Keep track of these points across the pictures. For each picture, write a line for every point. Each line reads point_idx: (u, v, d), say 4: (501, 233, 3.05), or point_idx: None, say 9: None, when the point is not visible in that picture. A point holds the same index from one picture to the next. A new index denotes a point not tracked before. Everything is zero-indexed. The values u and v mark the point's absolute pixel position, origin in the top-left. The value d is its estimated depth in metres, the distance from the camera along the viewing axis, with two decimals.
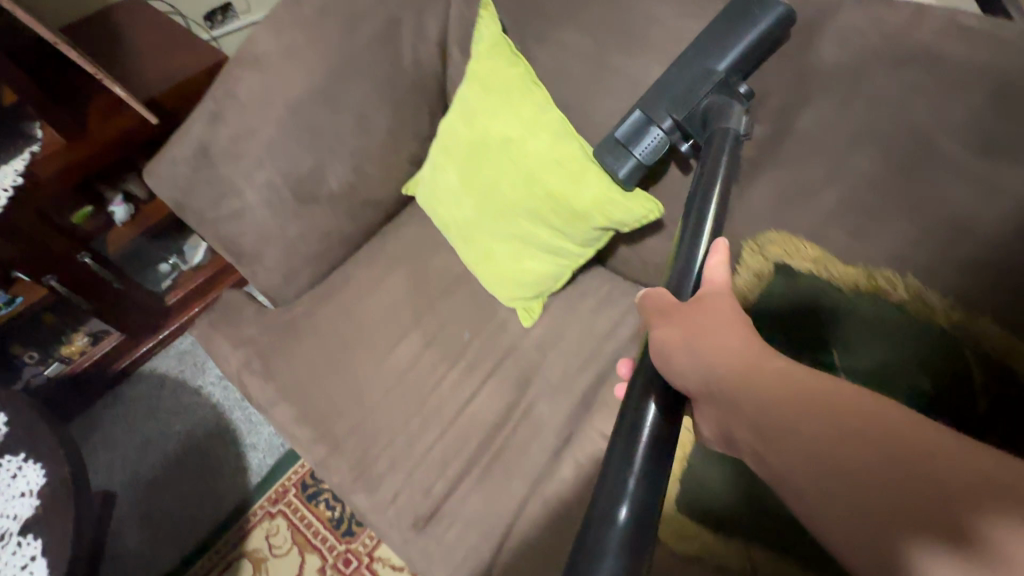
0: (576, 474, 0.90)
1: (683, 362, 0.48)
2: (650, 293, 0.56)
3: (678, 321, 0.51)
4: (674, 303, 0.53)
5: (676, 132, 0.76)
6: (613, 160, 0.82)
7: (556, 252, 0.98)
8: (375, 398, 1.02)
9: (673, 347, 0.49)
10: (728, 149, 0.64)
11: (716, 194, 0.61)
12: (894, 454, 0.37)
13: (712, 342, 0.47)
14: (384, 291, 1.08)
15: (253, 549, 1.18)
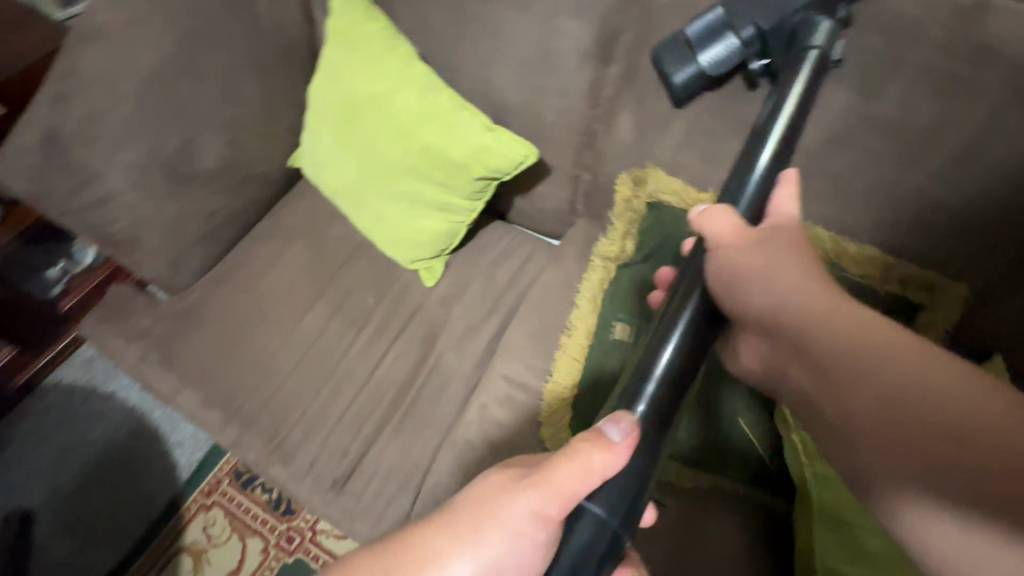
0: (481, 416, 0.88)
1: (749, 284, 0.51)
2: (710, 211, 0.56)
3: (743, 239, 0.53)
4: (737, 224, 0.54)
5: (755, 45, 0.66)
6: (673, 64, 0.70)
7: (444, 209, 0.94)
8: (282, 371, 0.98)
9: (743, 262, 0.52)
10: (807, 67, 0.59)
11: (787, 110, 0.58)
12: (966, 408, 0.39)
13: (783, 277, 0.50)
14: (282, 266, 1.07)
15: (192, 542, 1.29)
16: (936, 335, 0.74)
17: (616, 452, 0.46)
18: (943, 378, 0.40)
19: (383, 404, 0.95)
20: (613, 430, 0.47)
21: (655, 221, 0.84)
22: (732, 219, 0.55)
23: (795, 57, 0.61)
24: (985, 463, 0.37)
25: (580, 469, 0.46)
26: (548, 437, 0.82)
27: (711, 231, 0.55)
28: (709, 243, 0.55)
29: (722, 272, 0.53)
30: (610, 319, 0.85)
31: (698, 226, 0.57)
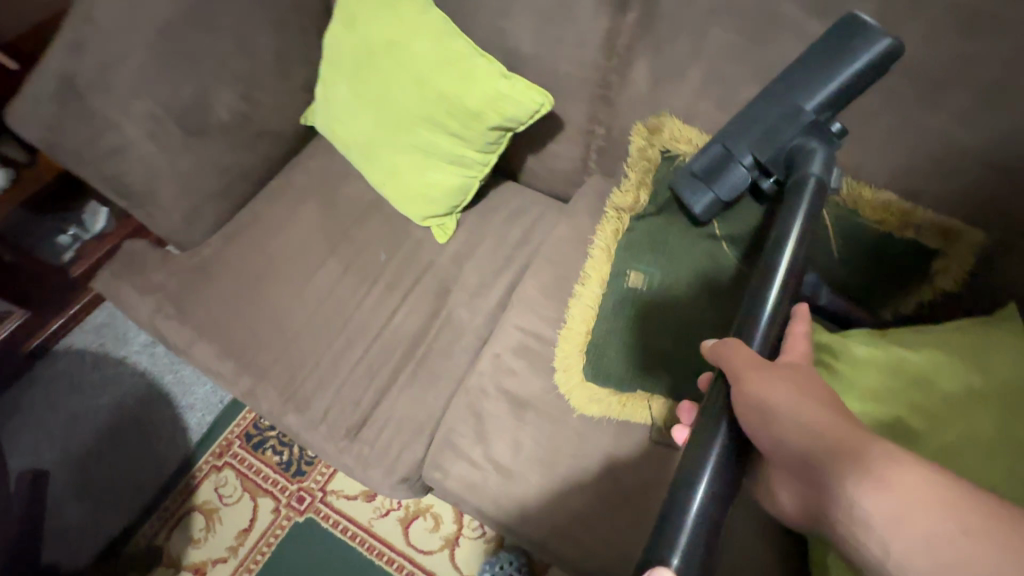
0: (494, 365, 0.88)
1: (773, 426, 0.42)
2: (721, 344, 0.50)
3: (765, 368, 0.46)
4: (750, 356, 0.47)
5: (758, 169, 0.65)
6: (689, 194, 0.70)
7: (458, 161, 0.94)
8: (296, 323, 0.99)
9: (766, 399, 0.44)
10: (807, 201, 0.56)
11: (792, 244, 0.55)
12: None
13: (809, 409, 0.43)
14: (294, 223, 1.08)
15: (204, 501, 1.30)
16: (949, 282, 0.76)
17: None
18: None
19: (396, 357, 0.95)
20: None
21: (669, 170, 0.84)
22: (742, 351, 0.48)
23: (795, 186, 0.58)
24: None
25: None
26: (561, 382, 0.83)
27: (723, 360, 0.48)
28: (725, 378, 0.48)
29: (743, 408, 0.44)
30: (622, 269, 0.86)
31: (710, 355, 0.50)
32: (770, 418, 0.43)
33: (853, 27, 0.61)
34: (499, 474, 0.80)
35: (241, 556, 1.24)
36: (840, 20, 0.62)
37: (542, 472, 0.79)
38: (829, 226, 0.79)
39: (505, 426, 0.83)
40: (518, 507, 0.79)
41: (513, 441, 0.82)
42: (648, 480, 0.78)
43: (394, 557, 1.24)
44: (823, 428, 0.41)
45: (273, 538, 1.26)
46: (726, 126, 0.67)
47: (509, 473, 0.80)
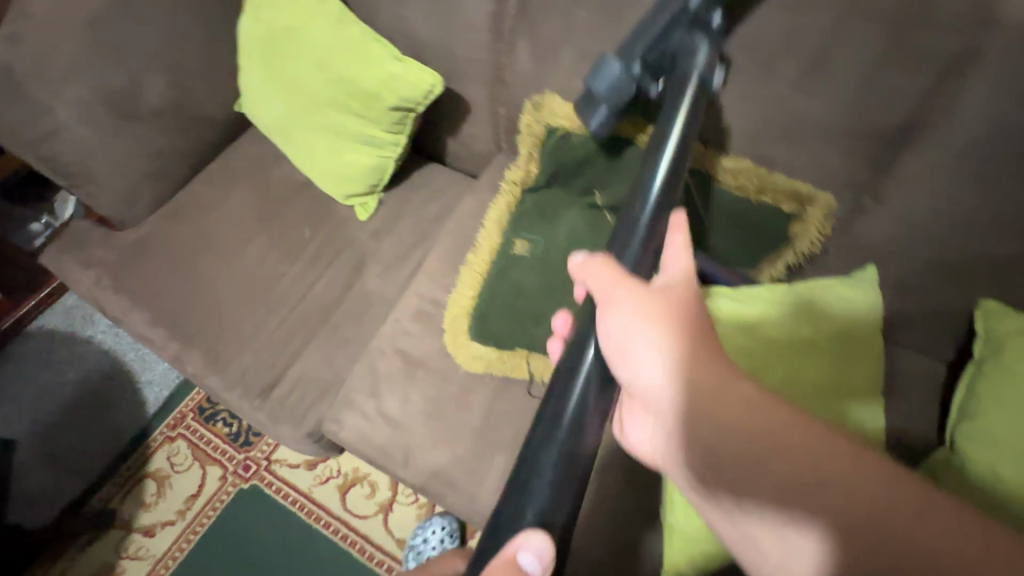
0: (394, 329, 0.94)
1: (648, 365, 0.47)
2: (602, 269, 0.52)
3: (631, 298, 0.49)
4: (631, 288, 0.50)
5: (648, 73, 0.69)
6: (586, 109, 0.75)
7: (368, 142, 1.00)
8: (221, 294, 1.06)
9: (634, 335, 0.47)
10: (689, 88, 0.64)
11: (676, 130, 0.61)
12: (869, 506, 0.41)
13: (682, 349, 0.48)
14: (227, 203, 1.15)
15: (157, 469, 1.38)
16: (808, 245, 0.84)
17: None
18: (845, 473, 0.42)
19: (313, 324, 1.03)
20: (529, 559, 0.40)
21: (553, 146, 0.90)
22: (623, 284, 0.50)
23: (681, 77, 0.65)
24: (872, 541, 0.40)
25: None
26: (449, 343, 0.89)
27: (595, 286, 0.51)
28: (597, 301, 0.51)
29: (612, 340, 0.48)
30: (511, 237, 0.91)
31: (581, 277, 0.53)
32: (634, 351, 0.47)
33: None
34: (388, 426, 0.87)
35: (188, 519, 1.32)
36: None
37: (427, 423, 0.86)
38: (696, 196, 0.87)
39: (398, 383, 0.89)
40: (404, 455, 0.85)
41: (404, 396, 0.88)
42: (522, 432, 0.84)
43: (331, 521, 1.30)
44: (690, 366, 0.47)
45: (219, 503, 1.33)
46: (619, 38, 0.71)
47: (397, 425, 0.86)
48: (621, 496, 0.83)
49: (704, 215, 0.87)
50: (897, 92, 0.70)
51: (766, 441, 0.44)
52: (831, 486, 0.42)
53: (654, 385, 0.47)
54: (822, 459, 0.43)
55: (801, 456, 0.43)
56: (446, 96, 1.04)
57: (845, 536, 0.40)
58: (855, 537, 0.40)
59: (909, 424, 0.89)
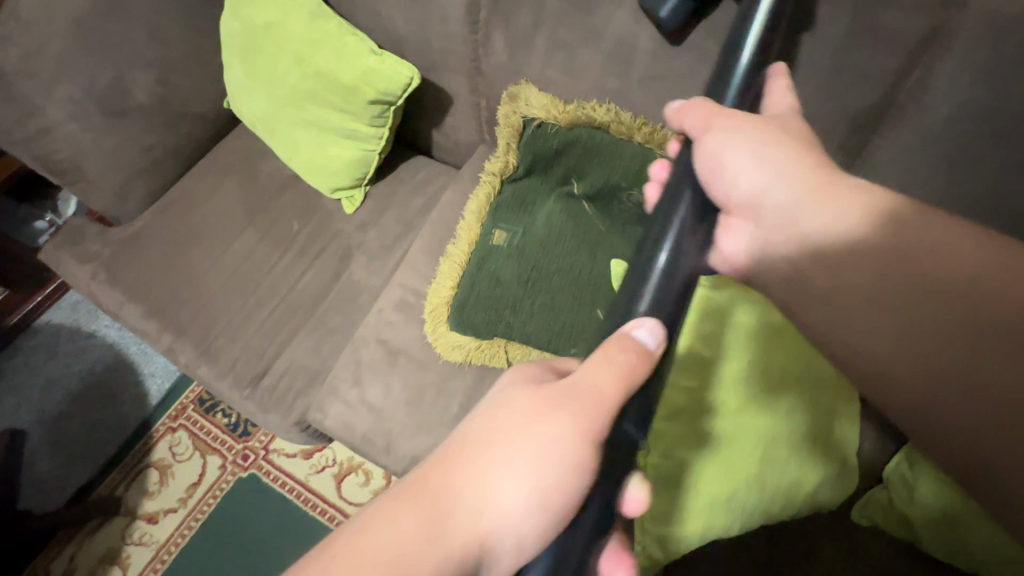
0: (377, 318, 0.96)
1: (748, 175, 0.56)
2: (692, 104, 0.58)
3: (728, 126, 0.56)
4: (721, 112, 0.57)
5: None
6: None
7: (350, 135, 1.02)
8: (212, 286, 1.09)
9: (732, 157, 0.56)
10: None
11: (766, 2, 0.58)
12: (965, 278, 0.47)
13: (779, 157, 0.55)
14: (216, 198, 1.17)
15: (159, 458, 1.42)
16: None
17: (652, 356, 0.44)
18: (937, 238, 0.49)
19: (300, 315, 1.05)
20: (642, 334, 0.45)
21: (530, 136, 0.91)
22: (716, 110, 0.57)
23: None
24: (951, 299, 0.47)
25: (619, 369, 0.43)
26: (429, 332, 0.91)
27: (693, 123, 0.58)
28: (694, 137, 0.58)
29: (709, 165, 0.57)
30: (490, 228, 0.93)
31: (679, 118, 0.59)
32: (731, 166, 0.56)
33: None
34: (371, 413, 0.89)
35: (189, 507, 1.36)
36: None
37: (407, 411, 0.88)
38: None
39: (380, 371, 0.91)
40: (386, 441, 0.87)
41: (386, 385, 0.90)
42: None
43: (327, 509, 1.33)
44: (786, 172, 0.55)
45: (219, 490, 1.37)
46: None
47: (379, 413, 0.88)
48: None
49: None
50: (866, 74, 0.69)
51: (859, 232, 0.51)
52: (925, 259, 0.49)
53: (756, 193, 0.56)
54: (916, 235, 0.49)
55: (889, 235, 0.50)
56: (427, 88, 1.05)
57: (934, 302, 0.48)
58: (942, 301, 0.48)
59: None
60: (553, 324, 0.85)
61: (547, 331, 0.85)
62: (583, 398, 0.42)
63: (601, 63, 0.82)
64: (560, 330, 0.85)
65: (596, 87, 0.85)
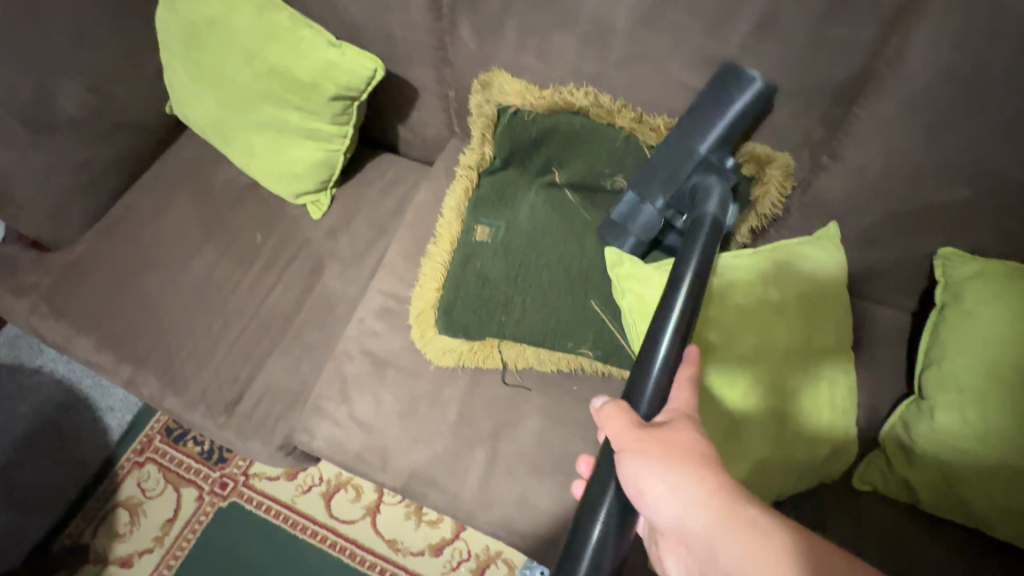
0: (359, 328, 0.90)
1: (655, 499, 0.48)
2: (607, 412, 0.54)
3: (645, 442, 0.50)
4: (634, 424, 0.52)
5: (669, 208, 0.77)
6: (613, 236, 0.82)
7: (312, 135, 0.95)
8: (171, 309, 1.00)
9: (655, 482, 0.48)
10: (706, 233, 0.65)
11: (695, 259, 0.62)
12: None
13: (685, 481, 0.47)
14: (168, 212, 1.08)
15: (128, 497, 1.31)
16: (770, 206, 0.84)
17: None
18: None
19: (273, 333, 0.98)
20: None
21: (507, 127, 0.87)
22: (631, 421, 0.52)
23: (696, 221, 0.69)
24: None
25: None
26: (417, 338, 0.86)
27: (614, 435, 0.53)
28: (615, 450, 0.52)
29: (631, 487, 0.49)
30: (471, 224, 0.89)
31: (600, 428, 0.54)
32: (652, 489, 0.48)
33: (732, 77, 0.72)
34: (361, 430, 0.83)
35: (166, 546, 1.27)
36: (720, 71, 0.73)
37: (402, 422, 0.83)
38: None
39: (367, 385, 0.85)
40: (380, 458, 0.82)
41: (375, 398, 0.84)
42: (499, 422, 0.82)
43: (318, 530, 1.27)
44: (689, 497, 0.47)
45: (198, 524, 1.28)
46: (637, 176, 0.80)
47: (370, 428, 0.83)
48: None
49: None
50: (845, 45, 0.69)
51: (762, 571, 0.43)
52: None
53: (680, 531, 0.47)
54: None
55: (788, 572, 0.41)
56: (390, 82, 1.00)
57: None
58: None
59: (884, 376, 0.89)
60: (546, 319, 0.81)
61: (541, 328, 0.81)
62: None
63: (576, 47, 0.79)
64: (554, 324, 0.81)
65: (572, 71, 0.82)
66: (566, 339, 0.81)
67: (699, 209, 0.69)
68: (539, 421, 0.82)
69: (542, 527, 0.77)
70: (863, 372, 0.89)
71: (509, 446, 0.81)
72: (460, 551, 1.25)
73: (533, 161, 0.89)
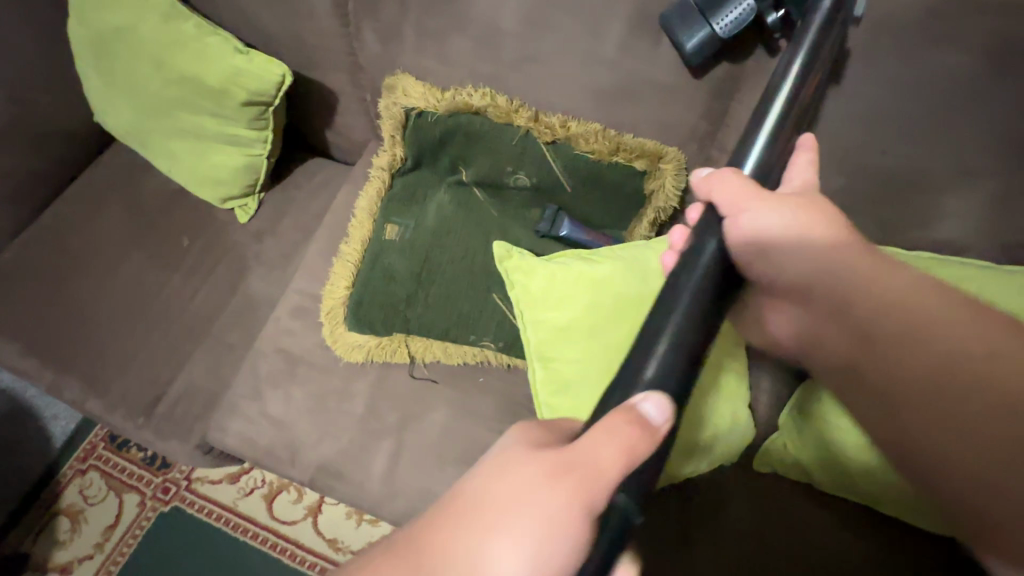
0: (275, 326, 0.92)
1: (800, 248, 0.55)
2: (716, 176, 0.56)
3: (757, 204, 0.53)
4: (742, 183, 0.54)
5: (766, 1, 0.65)
6: (684, 30, 0.67)
7: (230, 141, 0.97)
8: (93, 312, 1.00)
9: (777, 227, 0.53)
10: (817, 23, 0.60)
11: (802, 51, 0.59)
12: (980, 357, 0.50)
13: (821, 237, 0.54)
14: (93, 218, 1.08)
15: (69, 504, 1.31)
16: (668, 200, 0.86)
17: (658, 431, 0.39)
18: (959, 329, 0.52)
19: (196, 334, 0.99)
20: (649, 407, 0.40)
21: (414, 128, 0.89)
22: (745, 182, 0.55)
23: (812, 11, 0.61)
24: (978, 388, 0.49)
25: (621, 443, 0.39)
26: (328, 336, 0.88)
27: (723, 197, 0.54)
28: (721, 209, 0.54)
29: (758, 232, 0.53)
30: (382, 223, 0.91)
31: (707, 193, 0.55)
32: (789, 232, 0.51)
33: None
34: (273, 425, 0.85)
35: (107, 551, 1.27)
36: None
37: (312, 417, 0.84)
38: (553, 163, 0.86)
39: (280, 381, 0.87)
40: (290, 453, 0.83)
41: (287, 395, 0.86)
42: (406, 415, 0.84)
43: (259, 532, 1.28)
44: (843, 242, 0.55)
45: (139, 529, 1.29)
46: None
47: (281, 424, 0.85)
48: None
49: (565, 181, 0.87)
50: None
51: (910, 322, 0.54)
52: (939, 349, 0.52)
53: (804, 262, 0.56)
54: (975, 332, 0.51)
55: (921, 314, 0.53)
56: (309, 86, 1.02)
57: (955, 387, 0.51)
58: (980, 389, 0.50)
59: None
60: (450, 313, 0.84)
61: (447, 322, 0.84)
62: (575, 474, 0.40)
63: (471, 48, 0.82)
64: (458, 318, 0.84)
65: (471, 72, 0.84)
66: (470, 332, 0.84)
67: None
68: (446, 413, 0.84)
69: None
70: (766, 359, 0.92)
71: (415, 438, 0.83)
72: None
73: (443, 160, 0.92)
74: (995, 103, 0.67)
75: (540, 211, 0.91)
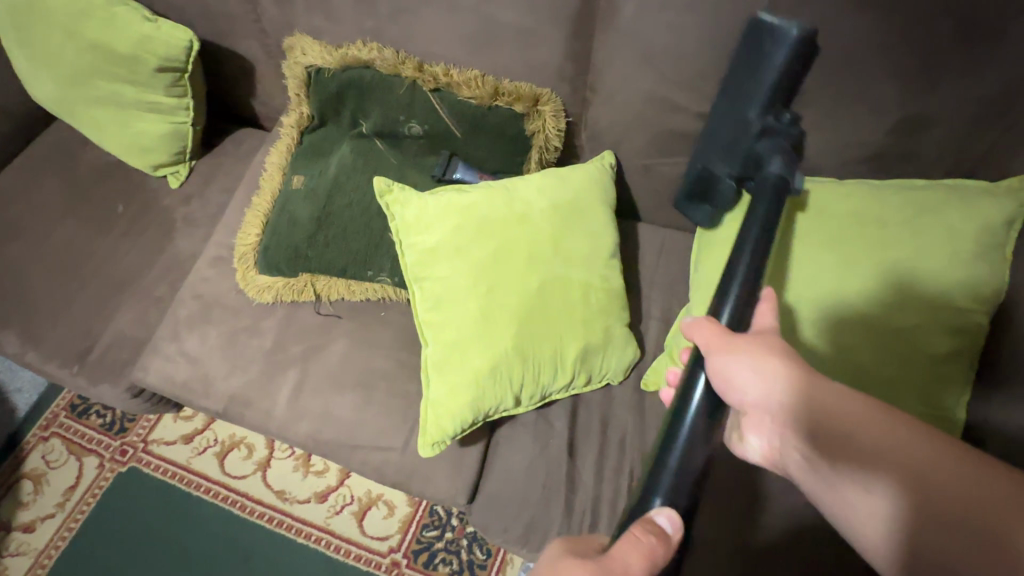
0: (193, 276, 0.98)
1: (765, 379, 0.54)
2: (695, 324, 0.57)
3: (735, 349, 0.54)
4: (719, 331, 0.55)
5: (734, 177, 0.78)
6: (696, 211, 0.88)
7: (149, 107, 1.04)
8: (31, 274, 1.07)
9: (750, 373, 0.53)
10: (767, 199, 0.64)
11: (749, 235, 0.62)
12: (938, 472, 0.49)
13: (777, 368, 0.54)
14: (32, 188, 1.15)
15: (32, 468, 1.39)
16: (549, 140, 0.93)
17: (673, 542, 0.47)
18: (912, 445, 0.50)
19: (127, 289, 1.06)
20: (662, 520, 0.49)
21: (316, 84, 0.95)
22: (717, 329, 0.56)
23: (759, 184, 0.67)
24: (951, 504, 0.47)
25: (642, 550, 0.46)
26: (241, 280, 0.94)
27: (702, 342, 0.56)
28: (702, 354, 0.55)
29: (730, 384, 0.53)
30: (290, 175, 0.98)
31: (687, 336, 0.57)
32: (743, 379, 0.53)
33: (762, 32, 0.68)
34: (189, 363, 0.92)
35: (67, 510, 1.34)
36: (751, 25, 0.69)
37: (225, 352, 0.92)
38: (442, 110, 0.93)
39: (196, 324, 0.94)
40: (205, 386, 0.91)
41: (202, 335, 0.93)
42: (310, 347, 0.91)
43: (211, 487, 1.35)
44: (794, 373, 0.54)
45: (98, 489, 1.36)
46: (699, 147, 0.82)
47: (198, 360, 0.92)
48: (410, 390, 0.89)
49: (454, 126, 0.94)
50: None
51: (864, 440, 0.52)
52: (904, 463, 0.50)
53: (764, 399, 0.54)
54: (926, 447, 0.50)
55: (872, 430, 0.52)
56: (223, 55, 1.08)
57: (935, 507, 0.48)
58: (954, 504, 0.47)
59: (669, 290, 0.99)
60: (349, 252, 0.91)
61: (347, 261, 0.91)
62: None
63: (352, 6, 0.88)
64: (357, 258, 0.91)
65: (357, 29, 0.91)
66: (366, 269, 0.91)
67: (761, 173, 0.67)
68: (347, 344, 0.91)
69: (345, 435, 0.87)
70: (652, 288, 0.98)
71: (318, 367, 0.90)
72: (343, 497, 1.34)
73: (345, 114, 0.98)
74: (807, 20, 0.70)
75: (438, 158, 0.97)
